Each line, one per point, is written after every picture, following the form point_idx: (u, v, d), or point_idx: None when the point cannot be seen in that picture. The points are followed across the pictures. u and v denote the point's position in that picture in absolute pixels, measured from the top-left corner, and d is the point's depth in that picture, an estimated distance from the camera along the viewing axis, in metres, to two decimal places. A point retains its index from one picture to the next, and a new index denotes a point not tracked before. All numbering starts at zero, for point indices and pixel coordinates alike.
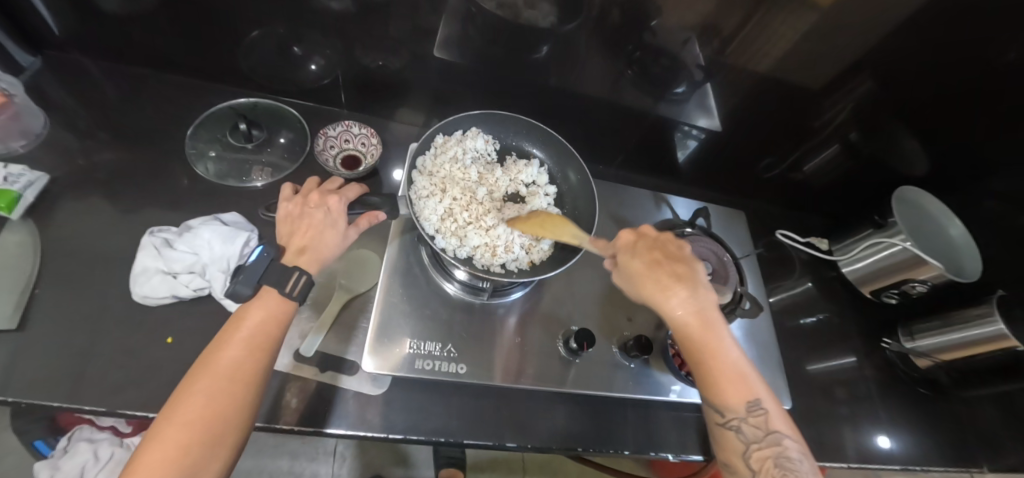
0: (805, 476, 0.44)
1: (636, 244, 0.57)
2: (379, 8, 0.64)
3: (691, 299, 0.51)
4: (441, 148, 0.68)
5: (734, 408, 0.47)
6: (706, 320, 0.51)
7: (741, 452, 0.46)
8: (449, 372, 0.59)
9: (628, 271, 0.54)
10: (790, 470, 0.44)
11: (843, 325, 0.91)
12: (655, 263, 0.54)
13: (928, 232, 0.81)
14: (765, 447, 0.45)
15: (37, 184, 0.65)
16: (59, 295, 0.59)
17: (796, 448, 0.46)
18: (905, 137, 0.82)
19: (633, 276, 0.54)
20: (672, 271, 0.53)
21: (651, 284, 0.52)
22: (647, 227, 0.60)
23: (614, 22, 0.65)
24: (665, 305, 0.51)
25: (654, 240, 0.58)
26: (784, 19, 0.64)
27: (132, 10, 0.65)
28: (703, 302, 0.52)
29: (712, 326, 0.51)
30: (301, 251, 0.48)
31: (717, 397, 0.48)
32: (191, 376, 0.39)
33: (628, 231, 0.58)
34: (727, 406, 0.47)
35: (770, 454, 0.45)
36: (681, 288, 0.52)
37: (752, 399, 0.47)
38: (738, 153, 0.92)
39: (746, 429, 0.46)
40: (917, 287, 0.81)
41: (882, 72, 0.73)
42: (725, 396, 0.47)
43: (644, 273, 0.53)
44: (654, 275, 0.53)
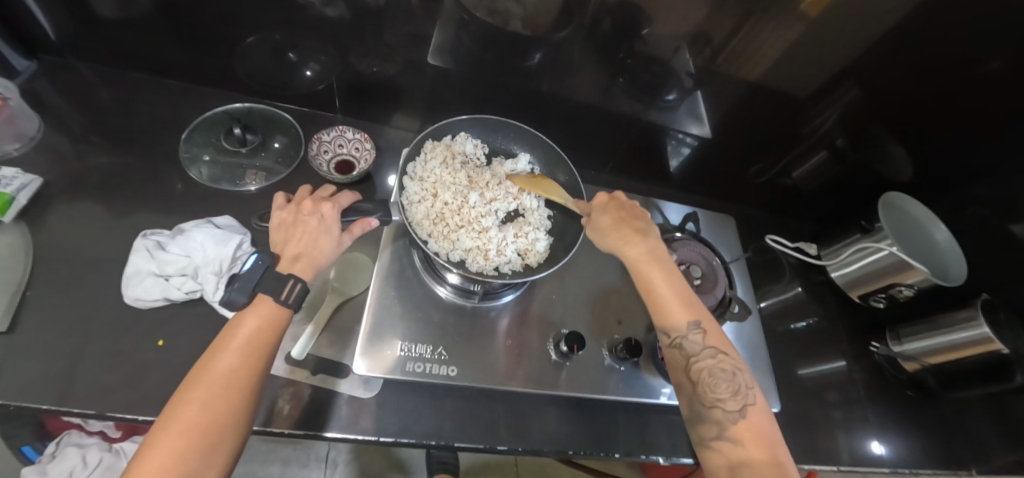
0: (739, 387, 0.49)
1: (608, 204, 0.59)
2: (374, 15, 0.65)
3: (645, 243, 0.55)
4: (430, 153, 0.69)
5: (678, 328, 0.52)
6: (658, 256, 0.55)
7: (684, 367, 0.51)
8: (441, 374, 0.59)
9: (596, 226, 0.58)
10: (725, 381, 0.49)
11: (833, 329, 0.92)
12: (618, 219, 0.57)
13: (911, 236, 0.83)
14: (703, 361, 0.51)
15: (31, 187, 0.65)
16: (50, 298, 0.59)
17: (735, 363, 0.51)
18: (890, 143, 0.84)
19: (601, 231, 0.57)
20: (634, 224, 0.57)
21: (615, 235, 0.56)
22: (621, 191, 0.61)
23: (606, 29, 0.66)
24: (621, 246, 0.55)
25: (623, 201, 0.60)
26: (772, 28, 0.66)
27: (128, 15, 0.66)
28: (657, 246, 0.56)
29: (662, 262, 0.55)
30: (296, 259, 0.48)
31: (663, 320, 0.53)
32: (187, 384, 0.39)
33: (604, 194, 0.60)
34: (671, 327, 0.52)
35: (709, 366, 0.50)
36: (638, 236, 0.56)
37: (692, 321, 0.52)
38: (728, 159, 0.94)
39: (687, 346, 0.51)
40: (904, 291, 0.82)
41: (867, 78, 0.74)
42: (670, 317, 0.52)
43: (609, 227, 0.57)
44: (618, 227, 0.56)
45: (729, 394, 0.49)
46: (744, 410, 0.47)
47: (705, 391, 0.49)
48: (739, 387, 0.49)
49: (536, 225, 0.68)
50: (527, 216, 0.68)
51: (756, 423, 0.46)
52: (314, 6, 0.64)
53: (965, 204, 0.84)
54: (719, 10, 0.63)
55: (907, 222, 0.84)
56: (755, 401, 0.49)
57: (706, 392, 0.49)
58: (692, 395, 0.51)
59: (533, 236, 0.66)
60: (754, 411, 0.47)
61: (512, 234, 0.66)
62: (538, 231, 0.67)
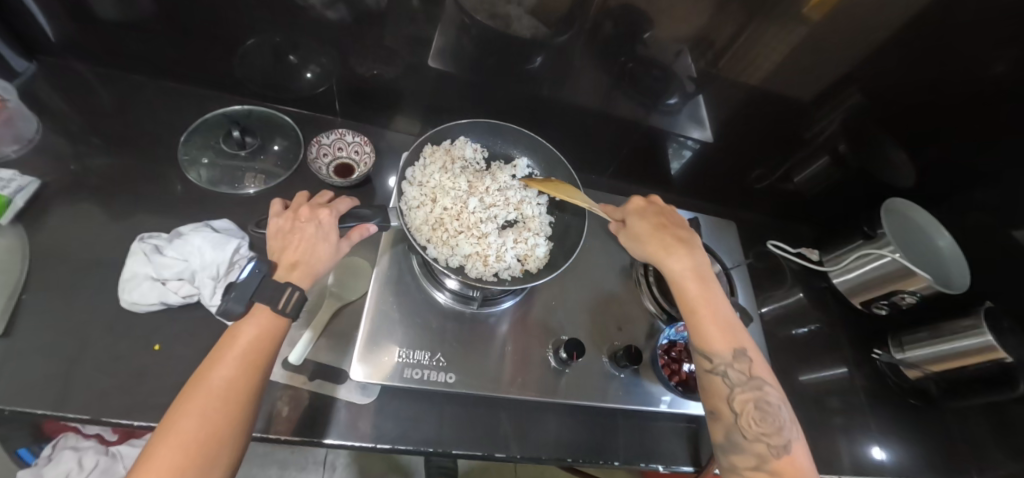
0: (782, 421, 0.48)
1: (645, 209, 0.63)
2: (374, 18, 0.65)
3: (689, 257, 0.57)
4: (430, 158, 0.68)
5: (721, 354, 0.51)
6: (702, 275, 0.56)
7: (725, 395, 0.49)
8: (439, 381, 0.59)
9: (633, 233, 0.60)
10: (768, 414, 0.48)
11: (835, 336, 0.91)
12: (661, 226, 0.60)
13: (913, 241, 0.82)
14: (748, 390, 0.49)
15: (27, 189, 0.64)
16: (46, 301, 0.58)
17: (776, 396, 0.50)
18: (894, 149, 0.84)
19: (639, 237, 0.59)
20: (676, 235, 0.60)
21: (656, 243, 0.58)
22: (656, 197, 0.66)
23: (607, 33, 0.65)
24: (663, 258, 0.57)
25: (659, 208, 0.64)
26: (774, 33, 0.65)
27: (128, 17, 0.66)
28: (700, 263, 0.58)
29: (707, 281, 0.56)
30: (294, 266, 0.48)
31: (706, 343, 0.52)
32: (183, 397, 0.38)
33: (638, 197, 0.65)
34: (713, 351, 0.51)
35: (752, 397, 0.49)
36: (681, 247, 0.58)
37: (739, 347, 0.51)
38: (729, 164, 0.93)
39: (731, 374, 0.50)
40: (907, 299, 0.81)
41: (871, 84, 0.74)
42: (713, 341, 0.52)
43: (649, 234, 0.59)
44: (659, 235, 0.59)
45: (772, 428, 0.48)
46: (788, 446, 0.47)
47: (749, 423, 0.48)
48: (781, 423, 0.48)
49: (535, 230, 0.67)
50: (527, 222, 0.68)
51: (799, 461, 0.46)
52: (314, 9, 0.64)
53: (968, 210, 0.84)
54: (722, 14, 0.62)
55: (910, 228, 0.83)
56: (794, 438, 0.48)
57: (748, 424, 0.48)
58: (730, 425, 0.49)
59: (533, 241, 0.66)
60: (796, 448, 0.47)
61: (513, 240, 0.65)
62: (538, 236, 0.67)
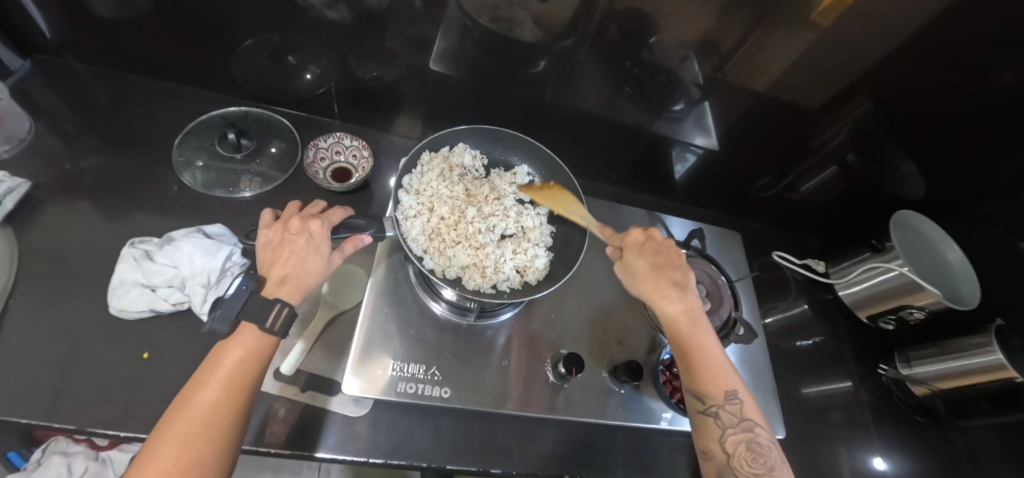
0: (774, 461, 0.47)
1: (645, 245, 0.59)
2: (374, 20, 0.64)
3: (683, 300, 0.55)
4: (427, 165, 0.67)
5: (713, 396, 0.51)
6: (696, 317, 0.55)
7: (718, 436, 0.49)
8: (434, 396, 0.57)
9: (630, 269, 0.57)
10: (761, 455, 0.47)
11: (839, 350, 0.90)
12: (657, 267, 0.57)
13: (925, 257, 0.80)
14: (738, 432, 0.49)
15: (19, 190, 0.63)
16: (34, 306, 0.57)
17: (768, 437, 0.49)
18: (903, 160, 0.82)
19: (635, 275, 0.57)
20: (672, 277, 0.56)
21: (651, 285, 0.56)
22: (655, 229, 0.61)
23: (612, 36, 0.63)
24: (658, 301, 0.55)
25: (659, 244, 0.59)
26: (783, 37, 0.63)
27: (123, 15, 0.64)
28: (694, 305, 0.56)
29: (700, 324, 0.55)
30: (283, 281, 0.46)
31: (697, 385, 0.52)
32: (165, 422, 0.37)
33: (638, 229, 0.61)
34: (706, 394, 0.51)
35: (744, 439, 0.49)
36: (675, 291, 0.55)
37: (730, 389, 0.51)
38: (734, 172, 0.92)
39: (723, 415, 0.50)
40: (915, 313, 0.79)
41: (880, 93, 0.72)
42: (706, 384, 0.51)
43: (646, 274, 0.56)
44: (654, 276, 0.56)
45: (765, 468, 0.47)
46: None
47: (742, 464, 0.47)
48: (772, 463, 0.47)
49: (535, 241, 0.66)
50: (526, 232, 0.67)
51: None
52: (313, 9, 0.62)
53: (977, 224, 0.80)
54: (729, 18, 0.60)
55: (919, 241, 0.81)
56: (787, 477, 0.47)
57: (740, 464, 0.48)
58: (723, 465, 0.48)
59: (533, 252, 0.65)
60: None
61: (512, 251, 0.64)
62: (538, 247, 0.65)
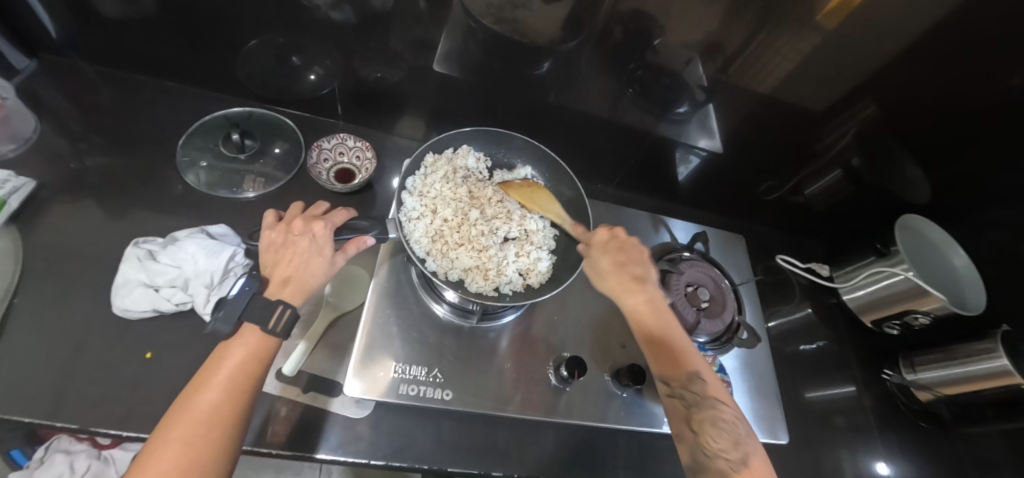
0: (740, 436, 0.48)
1: (608, 243, 0.59)
2: (378, 21, 0.64)
3: (644, 292, 0.56)
4: (431, 168, 0.67)
5: (678, 377, 0.52)
6: (657, 307, 0.55)
7: (685, 417, 0.50)
8: (436, 398, 0.57)
9: (596, 269, 0.58)
10: (727, 431, 0.48)
11: (843, 354, 0.89)
12: (618, 263, 0.57)
13: (929, 261, 0.79)
14: (704, 410, 0.50)
15: (24, 189, 0.63)
16: (38, 305, 0.57)
17: (733, 413, 0.50)
18: (908, 164, 0.81)
19: (600, 274, 0.57)
20: (633, 271, 0.57)
21: (614, 279, 0.56)
22: (620, 227, 0.62)
23: (616, 37, 0.63)
24: (620, 294, 0.56)
25: (623, 242, 0.59)
26: (788, 39, 0.63)
27: (128, 15, 0.64)
28: (656, 296, 0.56)
29: (662, 313, 0.55)
30: (286, 282, 0.46)
31: (663, 369, 0.52)
32: (167, 422, 0.37)
33: (602, 228, 0.61)
34: (671, 376, 0.52)
35: (710, 418, 0.49)
36: (636, 285, 0.56)
37: (692, 370, 0.52)
38: (737, 175, 0.92)
39: (688, 395, 0.51)
40: (920, 319, 0.79)
41: (885, 97, 0.72)
42: (671, 366, 0.52)
43: (609, 270, 0.57)
44: (617, 271, 0.57)
45: (730, 443, 0.47)
46: (746, 458, 0.46)
47: (708, 441, 0.48)
48: (738, 437, 0.48)
49: (538, 244, 0.66)
50: (529, 234, 0.66)
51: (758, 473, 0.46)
52: (317, 10, 0.62)
53: (984, 228, 0.79)
54: (734, 20, 0.60)
55: (924, 245, 0.81)
56: (754, 451, 0.48)
57: (708, 442, 0.48)
58: (693, 446, 0.49)
59: (536, 255, 0.64)
60: (755, 460, 0.47)
61: (515, 254, 0.64)
62: (541, 250, 0.65)
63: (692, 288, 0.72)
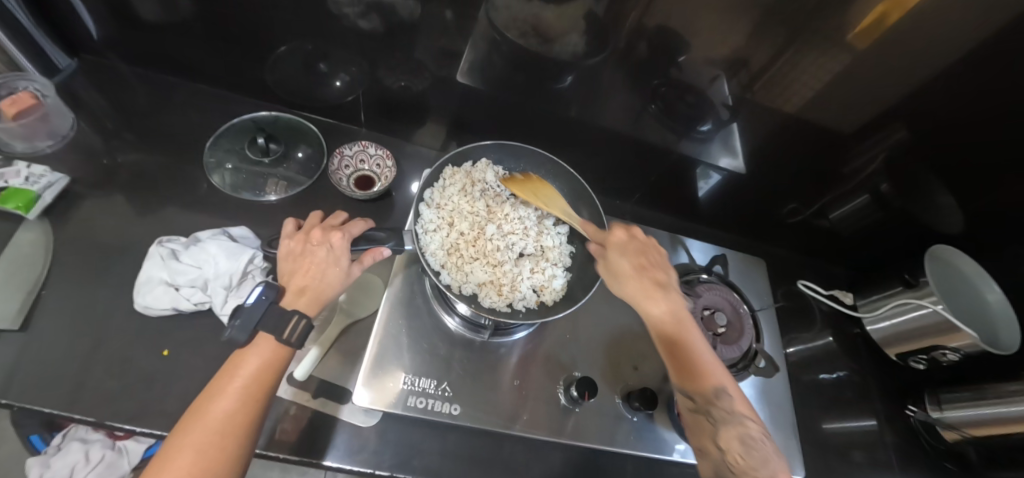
0: (767, 454, 0.46)
1: (627, 244, 0.58)
2: (405, 32, 0.64)
3: (667, 300, 0.53)
4: (449, 180, 0.67)
5: (704, 392, 0.49)
6: (681, 318, 0.53)
7: (711, 432, 0.48)
8: (443, 412, 0.57)
9: (615, 272, 0.56)
10: (755, 449, 0.46)
11: (865, 387, 0.86)
12: (639, 268, 0.56)
13: (969, 297, 0.75)
14: (731, 427, 0.47)
15: (57, 185, 0.65)
16: (63, 299, 0.59)
17: (760, 429, 0.48)
18: (940, 192, 0.78)
19: (619, 277, 0.56)
20: (655, 277, 0.55)
21: (635, 287, 0.54)
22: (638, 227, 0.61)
23: (641, 54, 0.63)
24: (643, 302, 0.53)
25: (642, 243, 0.59)
26: (817, 60, 0.61)
27: (166, 19, 0.67)
28: (679, 304, 0.54)
29: (686, 324, 0.53)
30: (301, 292, 0.47)
31: (687, 382, 0.50)
32: (182, 428, 0.37)
33: (619, 228, 0.60)
34: (697, 390, 0.49)
35: (736, 433, 0.47)
36: (659, 292, 0.54)
37: (719, 385, 0.49)
38: (759, 196, 0.90)
39: (714, 411, 0.48)
40: (948, 355, 0.76)
41: (918, 122, 0.69)
42: (696, 380, 0.50)
43: (630, 276, 0.55)
44: (639, 278, 0.55)
45: (759, 462, 0.45)
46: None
47: (735, 458, 0.46)
48: (766, 455, 0.46)
49: (553, 261, 0.65)
50: (545, 251, 0.66)
51: None
52: (345, 19, 0.63)
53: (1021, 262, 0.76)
54: (763, 39, 0.59)
55: (952, 275, 0.77)
56: (783, 469, 0.46)
57: (735, 459, 0.46)
58: (718, 462, 0.47)
59: (551, 272, 0.64)
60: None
61: (530, 270, 0.64)
62: (556, 267, 0.65)
63: (709, 312, 0.70)
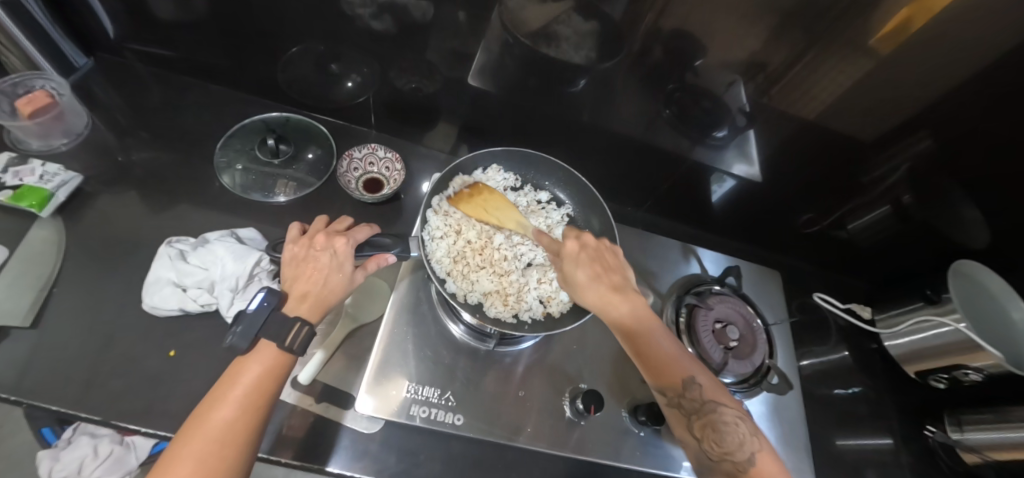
0: (743, 436, 0.46)
1: (579, 253, 0.53)
2: (417, 34, 0.64)
3: (625, 302, 0.50)
4: (460, 188, 0.66)
5: (674, 387, 0.48)
6: (640, 318, 0.50)
7: (685, 424, 0.47)
8: (446, 422, 0.56)
9: (572, 283, 0.52)
10: (731, 433, 0.46)
11: (881, 405, 0.83)
12: (595, 274, 0.52)
13: (990, 315, 0.71)
14: (704, 417, 0.47)
15: (70, 183, 0.66)
16: (73, 297, 0.60)
17: (735, 412, 0.47)
18: (965, 206, 0.74)
19: (576, 288, 0.52)
20: (611, 281, 0.52)
21: (592, 296, 0.50)
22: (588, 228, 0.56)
23: (656, 58, 0.61)
24: (603, 308, 0.50)
25: (592, 246, 0.54)
26: (839, 66, 0.59)
27: (180, 19, 0.67)
28: (638, 304, 0.51)
29: (646, 324, 0.50)
30: (304, 298, 0.46)
31: (657, 380, 0.48)
32: (183, 437, 0.37)
33: (571, 233, 0.55)
34: (667, 386, 0.48)
35: (710, 422, 0.46)
36: (617, 295, 0.51)
37: (687, 376, 0.48)
38: (774, 206, 0.88)
39: (686, 404, 0.47)
40: (971, 375, 0.72)
41: (943, 131, 0.66)
42: (664, 377, 0.48)
43: (586, 285, 0.51)
44: (594, 286, 0.51)
45: (734, 445, 0.45)
46: (754, 459, 0.44)
47: (712, 444, 0.46)
48: (742, 439, 0.45)
49: None
50: None
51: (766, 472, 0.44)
52: (357, 19, 0.63)
53: None
54: (782, 42, 0.57)
55: (975, 292, 0.73)
56: (761, 449, 0.45)
57: (712, 446, 0.46)
58: (697, 449, 0.47)
59: (558, 284, 0.63)
60: (762, 459, 0.45)
61: (537, 280, 0.63)
62: None
63: (722, 325, 0.69)
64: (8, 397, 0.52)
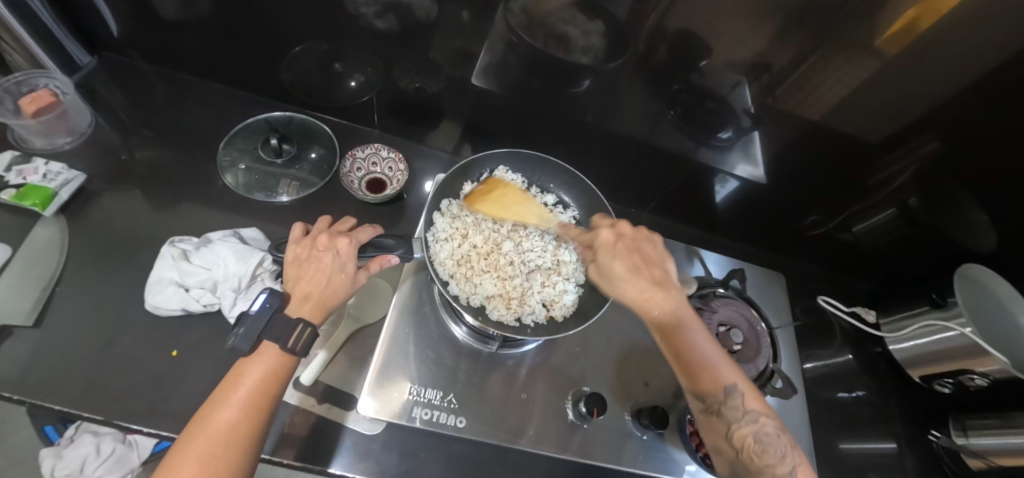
0: (784, 448, 0.45)
1: (617, 245, 0.54)
2: (421, 33, 0.63)
3: (667, 299, 0.50)
4: (472, 196, 0.67)
5: (714, 394, 0.47)
6: (680, 317, 0.50)
7: (724, 433, 0.47)
8: (448, 424, 0.56)
9: (610, 274, 0.52)
10: (772, 445, 0.45)
11: (885, 409, 0.83)
12: (633, 268, 0.52)
13: (991, 318, 0.71)
14: (744, 426, 0.46)
15: (72, 182, 0.66)
16: (75, 296, 0.60)
17: (775, 424, 0.46)
18: (972, 209, 0.73)
19: (615, 281, 0.52)
20: (651, 275, 0.51)
21: (632, 288, 0.51)
22: (625, 221, 0.57)
23: (661, 58, 0.61)
24: (642, 305, 0.50)
25: (630, 238, 0.55)
26: (846, 68, 0.58)
27: (184, 17, 0.67)
28: (679, 302, 0.50)
29: (687, 323, 0.49)
30: (306, 299, 0.46)
31: (696, 384, 0.48)
32: (185, 439, 0.37)
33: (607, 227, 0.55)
34: (707, 392, 0.47)
35: (751, 432, 0.46)
36: (658, 291, 0.51)
37: (729, 383, 0.47)
38: (779, 208, 0.87)
39: (726, 411, 0.46)
40: (976, 380, 0.71)
41: (952, 134, 0.65)
42: (704, 383, 0.47)
43: (625, 278, 0.51)
44: (634, 280, 0.51)
45: (775, 458, 0.45)
46: (793, 472, 0.44)
47: (751, 457, 0.45)
48: (780, 451, 0.45)
49: (566, 276, 0.64)
50: (559, 265, 0.65)
51: None
52: (360, 18, 0.63)
53: None
54: (789, 43, 0.56)
55: (982, 298, 0.72)
56: (799, 462, 0.45)
57: (750, 457, 0.45)
58: (732, 459, 0.47)
59: (562, 287, 0.63)
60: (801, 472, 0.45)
61: (541, 283, 0.63)
62: (568, 282, 0.63)
63: (726, 328, 0.68)
64: (10, 397, 0.52)
